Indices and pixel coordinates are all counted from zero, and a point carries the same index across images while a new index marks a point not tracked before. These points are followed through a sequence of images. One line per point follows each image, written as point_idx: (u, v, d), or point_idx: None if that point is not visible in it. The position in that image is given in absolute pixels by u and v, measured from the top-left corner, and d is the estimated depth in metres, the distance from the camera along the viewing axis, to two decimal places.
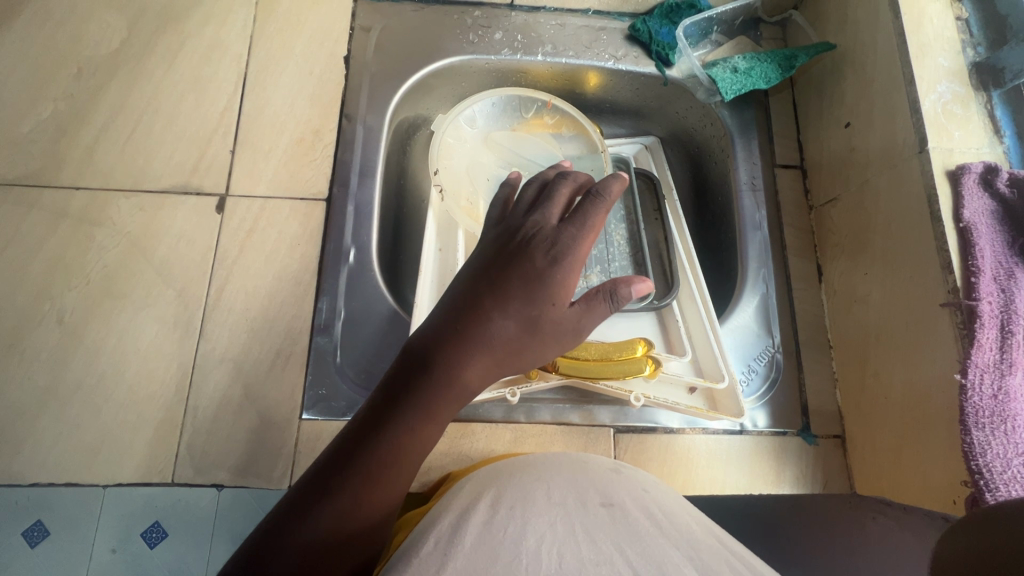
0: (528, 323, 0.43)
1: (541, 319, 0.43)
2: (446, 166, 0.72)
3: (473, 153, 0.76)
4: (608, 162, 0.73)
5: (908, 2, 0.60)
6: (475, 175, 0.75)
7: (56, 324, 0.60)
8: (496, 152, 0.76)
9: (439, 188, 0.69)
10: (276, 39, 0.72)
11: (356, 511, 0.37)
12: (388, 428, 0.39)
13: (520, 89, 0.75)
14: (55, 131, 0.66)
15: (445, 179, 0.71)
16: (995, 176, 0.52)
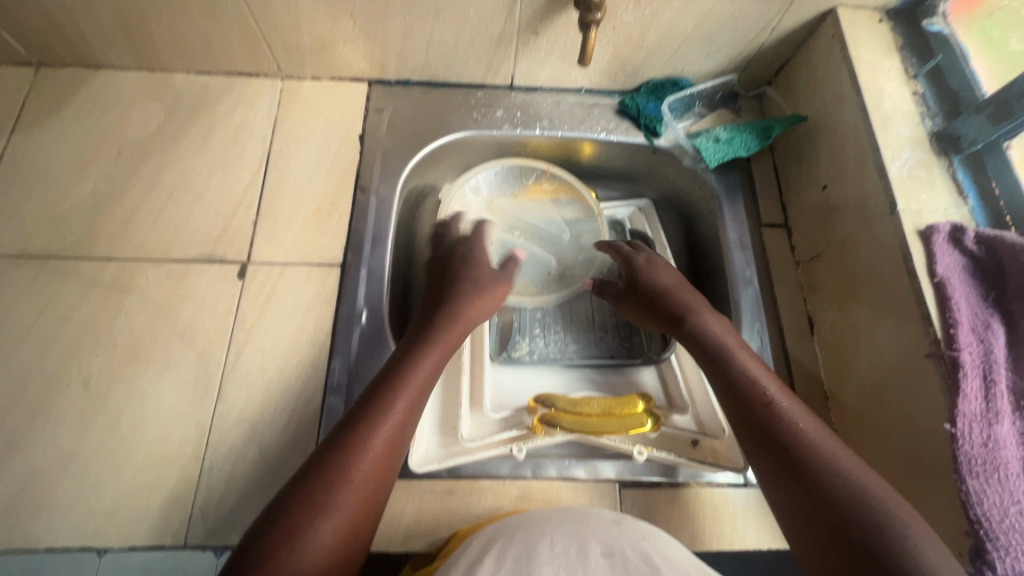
0: (473, 282, 0.65)
1: (478, 275, 0.66)
2: None
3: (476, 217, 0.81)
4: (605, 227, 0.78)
5: (869, 81, 0.67)
6: None
7: (82, 388, 0.63)
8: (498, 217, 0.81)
9: None
10: (298, 121, 0.80)
11: (299, 548, 0.41)
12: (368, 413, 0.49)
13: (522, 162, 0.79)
14: (93, 207, 0.72)
15: None
16: (962, 235, 0.56)
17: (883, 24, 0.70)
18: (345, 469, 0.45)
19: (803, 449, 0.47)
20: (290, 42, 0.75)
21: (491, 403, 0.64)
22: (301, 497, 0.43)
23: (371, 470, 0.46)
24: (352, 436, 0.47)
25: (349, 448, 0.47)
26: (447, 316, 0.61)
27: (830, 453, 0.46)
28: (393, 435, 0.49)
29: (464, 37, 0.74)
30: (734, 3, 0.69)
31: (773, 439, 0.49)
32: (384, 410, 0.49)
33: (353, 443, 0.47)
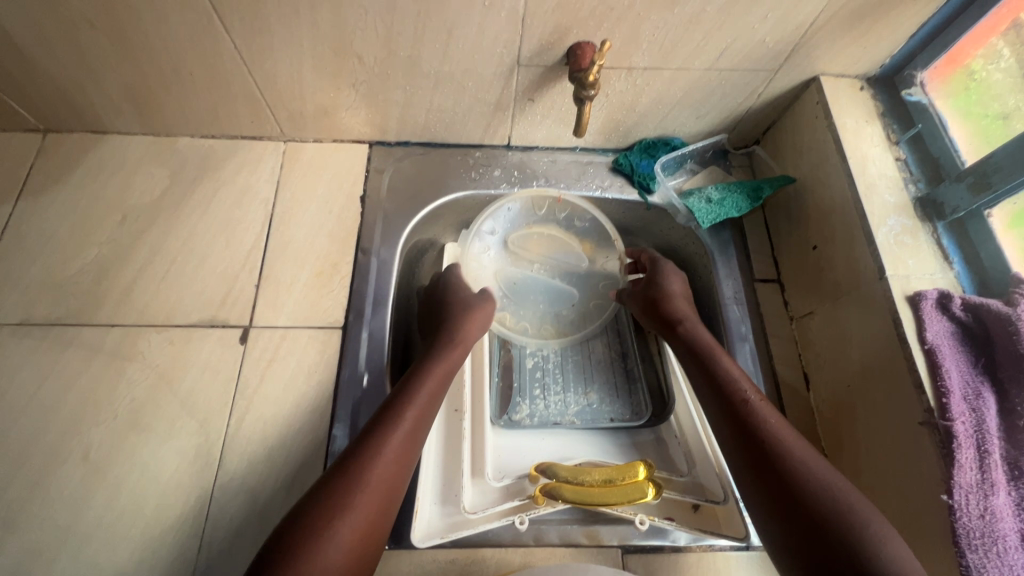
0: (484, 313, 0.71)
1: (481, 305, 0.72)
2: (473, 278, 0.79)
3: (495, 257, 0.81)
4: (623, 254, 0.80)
5: (853, 148, 0.70)
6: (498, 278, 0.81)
7: (81, 460, 0.63)
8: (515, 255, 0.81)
9: None
10: (300, 183, 0.82)
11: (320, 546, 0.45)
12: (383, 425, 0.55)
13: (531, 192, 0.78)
14: (97, 274, 0.73)
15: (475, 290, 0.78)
16: (950, 302, 0.58)
17: (864, 91, 0.74)
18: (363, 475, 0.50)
19: (775, 447, 0.53)
20: (293, 108, 0.78)
21: (492, 471, 0.64)
22: (331, 500, 0.48)
23: (384, 475, 0.51)
24: (369, 447, 0.53)
25: (374, 452, 0.52)
26: (450, 337, 0.66)
27: (800, 452, 0.52)
28: (410, 443, 0.55)
29: (462, 104, 0.77)
30: (721, 73, 0.72)
31: (749, 438, 0.54)
32: (404, 419, 0.55)
33: (378, 448, 0.52)
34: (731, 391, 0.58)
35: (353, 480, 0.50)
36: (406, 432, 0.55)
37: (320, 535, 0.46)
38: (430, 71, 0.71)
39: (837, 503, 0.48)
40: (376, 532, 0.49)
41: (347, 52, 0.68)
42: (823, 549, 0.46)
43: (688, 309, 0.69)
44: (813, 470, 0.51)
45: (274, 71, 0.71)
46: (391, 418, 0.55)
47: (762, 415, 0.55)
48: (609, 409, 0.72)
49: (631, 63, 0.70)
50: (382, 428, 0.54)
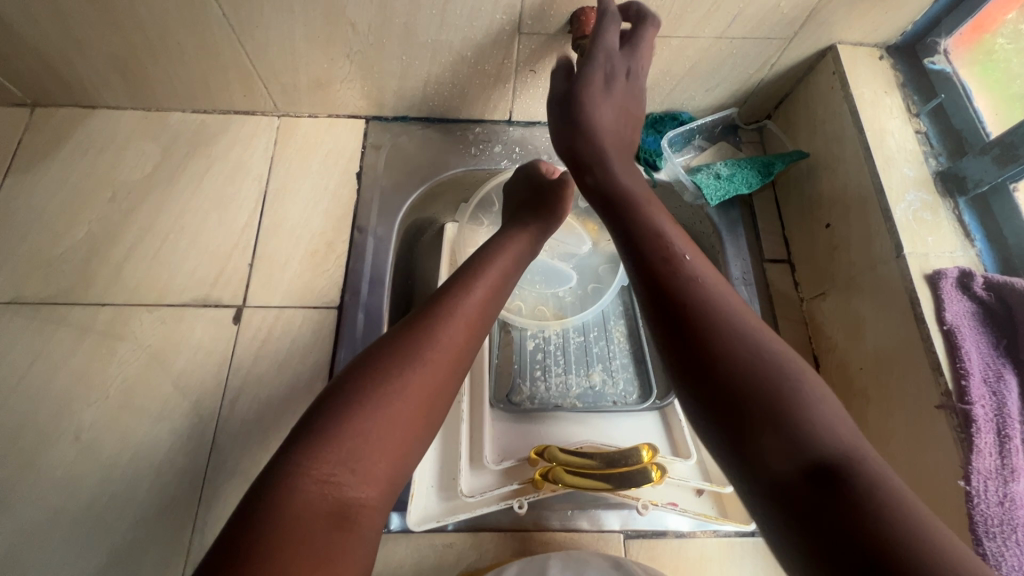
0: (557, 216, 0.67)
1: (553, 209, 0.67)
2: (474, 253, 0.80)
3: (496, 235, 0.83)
4: None
5: (871, 121, 0.66)
6: None
7: (73, 441, 0.62)
8: None
9: None
10: (295, 159, 0.79)
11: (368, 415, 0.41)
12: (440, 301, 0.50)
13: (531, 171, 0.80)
14: (87, 252, 0.71)
15: None
16: (971, 280, 0.55)
17: (883, 60, 0.71)
18: (419, 349, 0.46)
19: (706, 309, 0.41)
20: (285, 81, 0.75)
21: (492, 454, 0.63)
22: (374, 380, 0.43)
23: (443, 351, 0.47)
24: (424, 324, 0.48)
25: (426, 335, 0.47)
26: (512, 240, 0.61)
27: (735, 316, 0.41)
28: (468, 332, 0.49)
29: (461, 76, 0.74)
30: (733, 42, 0.69)
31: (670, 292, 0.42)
32: (465, 299, 0.51)
33: (432, 332, 0.47)
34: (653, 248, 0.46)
35: (404, 359, 0.45)
36: (464, 321, 0.49)
37: (370, 406, 0.41)
38: (426, 39, 0.68)
39: (758, 372, 0.37)
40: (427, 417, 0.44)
41: (339, 19, 0.65)
42: (742, 423, 0.36)
43: (611, 134, 0.58)
44: (739, 328, 0.40)
45: (264, 40, 0.68)
46: (447, 303, 0.50)
47: (691, 277, 0.43)
48: (612, 395, 0.70)
49: None
50: (443, 306, 0.49)
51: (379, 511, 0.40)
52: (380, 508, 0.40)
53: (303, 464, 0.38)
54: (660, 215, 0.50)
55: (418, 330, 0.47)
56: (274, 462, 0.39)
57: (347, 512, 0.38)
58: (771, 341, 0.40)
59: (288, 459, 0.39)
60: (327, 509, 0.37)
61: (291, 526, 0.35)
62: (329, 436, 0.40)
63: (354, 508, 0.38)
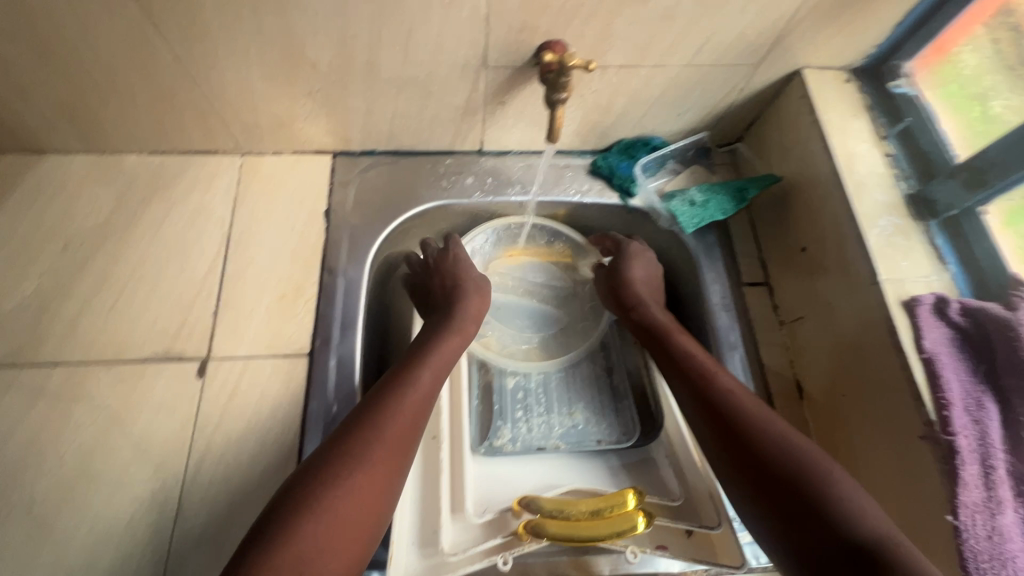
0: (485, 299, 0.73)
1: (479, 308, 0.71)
2: None
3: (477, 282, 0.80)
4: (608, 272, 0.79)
5: (840, 146, 0.66)
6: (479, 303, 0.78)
7: (25, 515, 0.58)
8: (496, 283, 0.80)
9: None
10: (259, 199, 0.76)
11: (317, 513, 0.45)
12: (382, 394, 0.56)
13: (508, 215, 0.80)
14: (38, 308, 0.67)
15: None
16: (947, 305, 0.55)
17: (849, 83, 0.71)
18: (369, 438, 0.51)
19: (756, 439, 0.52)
20: (245, 120, 0.72)
21: (473, 506, 0.60)
22: (325, 477, 0.48)
23: (389, 438, 0.52)
24: (371, 416, 0.53)
25: (358, 448, 0.50)
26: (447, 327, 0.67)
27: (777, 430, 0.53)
28: (407, 426, 0.54)
29: (428, 109, 0.72)
30: (701, 69, 0.68)
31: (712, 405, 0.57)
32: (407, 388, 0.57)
33: (372, 434, 0.52)
34: (690, 367, 0.61)
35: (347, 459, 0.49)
36: (405, 414, 0.54)
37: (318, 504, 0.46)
38: (390, 76, 0.66)
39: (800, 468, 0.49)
40: (373, 515, 0.48)
41: (298, 58, 0.63)
42: (789, 517, 0.48)
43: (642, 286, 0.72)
44: (771, 428, 0.53)
45: (221, 81, 0.65)
46: (384, 401, 0.55)
47: (752, 407, 0.55)
48: (596, 432, 0.69)
49: (605, 61, 0.66)
50: (388, 400, 0.55)
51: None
52: None
53: (257, 563, 0.42)
54: (685, 337, 0.65)
55: (362, 425, 0.52)
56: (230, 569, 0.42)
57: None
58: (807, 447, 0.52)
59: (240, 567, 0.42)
60: None
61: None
62: (280, 540, 0.43)
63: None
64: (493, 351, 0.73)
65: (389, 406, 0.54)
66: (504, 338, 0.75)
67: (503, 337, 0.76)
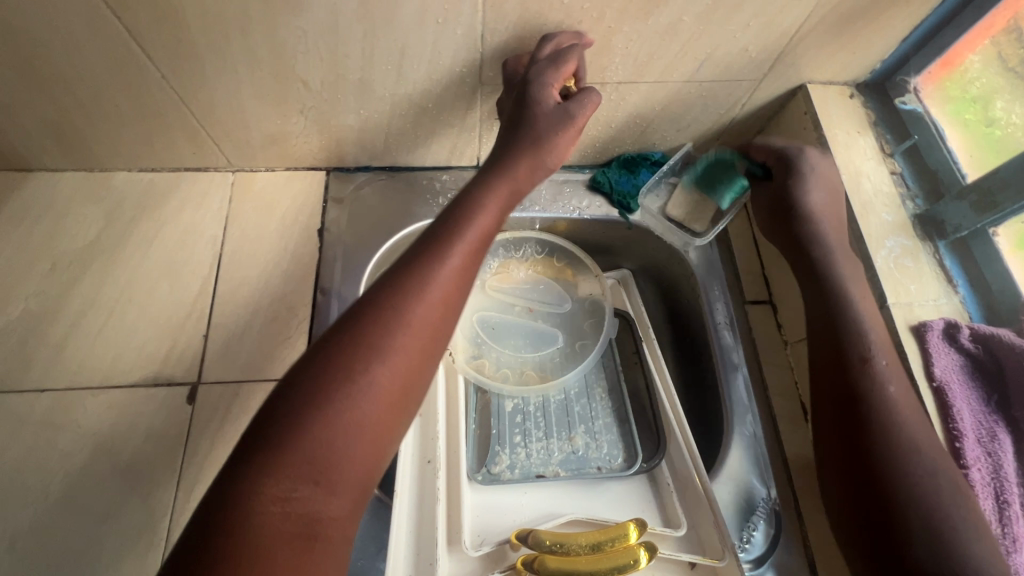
0: (551, 133, 0.54)
1: (558, 127, 0.54)
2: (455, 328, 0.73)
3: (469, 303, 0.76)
4: (604, 287, 0.77)
5: (846, 163, 0.65)
6: (474, 327, 0.75)
7: (8, 550, 0.56)
8: (490, 303, 0.77)
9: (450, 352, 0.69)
10: (252, 217, 0.75)
11: (338, 416, 0.38)
12: (401, 278, 0.45)
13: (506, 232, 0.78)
14: (24, 332, 0.66)
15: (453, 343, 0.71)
16: (957, 332, 0.54)
17: (854, 99, 0.69)
18: (399, 321, 0.43)
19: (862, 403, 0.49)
20: (237, 137, 0.71)
21: (471, 537, 0.58)
22: (341, 372, 0.40)
23: (424, 324, 0.44)
24: (396, 291, 0.44)
25: (381, 340, 0.42)
26: (493, 187, 0.52)
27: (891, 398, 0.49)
28: (440, 316, 0.45)
29: (424, 126, 0.70)
30: (702, 85, 0.66)
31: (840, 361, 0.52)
32: (433, 277, 0.45)
33: (399, 322, 0.43)
34: (850, 347, 0.52)
35: (377, 349, 0.41)
36: (437, 298, 0.45)
37: (337, 403, 0.39)
38: (384, 93, 0.64)
39: (924, 484, 0.45)
40: (399, 416, 0.42)
41: (289, 77, 0.61)
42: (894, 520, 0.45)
43: (828, 240, 0.58)
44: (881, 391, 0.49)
45: (211, 99, 0.64)
46: (411, 288, 0.44)
47: (879, 377, 0.50)
48: (596, 458, 0.67)
49: (605, 78, 0.64)
50: (422, 268, 0.45)
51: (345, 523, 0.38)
52: (349, 524, 0.38)
53: (254, 486, 0.35)
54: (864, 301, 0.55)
55: (386, 308, 0.43)
56: (233, 464, 0.37)
57: (315, 531, 0.36)
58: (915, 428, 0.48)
59: (249, 468, 0.36)
60: (289, 530, 0.35)
61: (255, 542, 0.34)
62: (298, 444, 0.37)
63: (321, 518, 0.36)
64: (490, 376, 0.71)
65: (422, 292, 0.44)
66: (501, 360, 0.73)
67: (500, 359, 0.73)
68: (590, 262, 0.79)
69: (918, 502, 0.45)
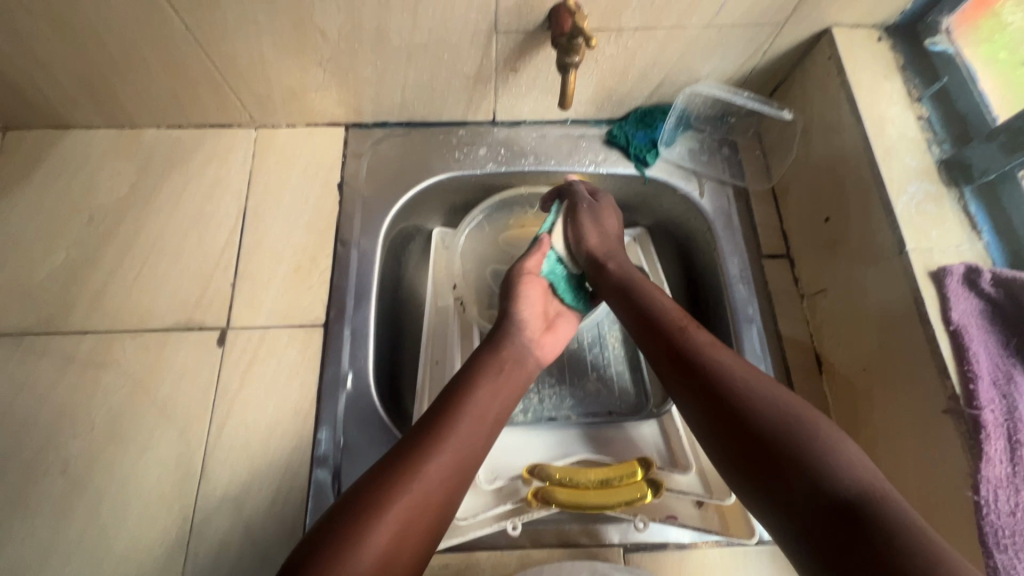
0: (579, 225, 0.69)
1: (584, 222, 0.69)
2: (463, 273, 0.80)
3: (487, 254, 0.82)
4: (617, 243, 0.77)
5: (870, 109, 0.63)
6: (486, 279, 0.81)
7: (60, 474, 0.61)
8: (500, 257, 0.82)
9: (459, 299, 0.77)
10: (275, 170, 0.77)
11: (364, 528, 0.44)
12: (451, 394, 0.56)
13: (520, 187, 0.80)
14: (66, 279, 0.70)
15: (464, 289, 0.79)
16: (978, 276, 0.52)
17: (882, 42, 0.67)
18: (435, 448, 0.50)
19: (753, 419, 0.48)
20: (258, 92, 0.72)
21: (486, 472, 0.61)
22: (371, 500, 0.46)
23: (444, 461, 0.50)
24: (443, 415, 0.53)
25: (412, 468, 0.48)
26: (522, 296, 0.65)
27: (791, 408, 0.48)
28: (474, 428, 0.53)
29: (439, 78, 0.71)
30: (721, 30, 0.65)
31: (703, 386, 0.51)
32: (474, 387, 0.56)
33: (433, 456, 0.50)
34: (669, 320, 0.58)
35: (405, 488, 0.47)
36: (473, 411, 0.54)
37: (365, 523, 0.45)
38: (400, 43, 0.65)
39: (787, 418, 0.47)
40: (423, 520, 0.47)
41: (307, 27, 0.62)
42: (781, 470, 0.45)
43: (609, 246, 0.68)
44: (775, 405, 0.48)
45: (232, 52, 0.65)
46: (450, 419, 0.53)
47: (696, 341, 0.55)
48: (607, 405, 0.69)
49: (621, 23, 0.63)
50: (467, 377, 0.57)
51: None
52: None
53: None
54: (698, 329, 0.56)
55: (425, 437, 0.51)
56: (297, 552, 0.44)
57: None
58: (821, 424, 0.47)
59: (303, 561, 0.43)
60: None
61: None
62: (335, 546, 0.43)
63: None
64: None
65: (463, 408, 0.54)
66: None
67: None
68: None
69: (823, 477, 0.43)
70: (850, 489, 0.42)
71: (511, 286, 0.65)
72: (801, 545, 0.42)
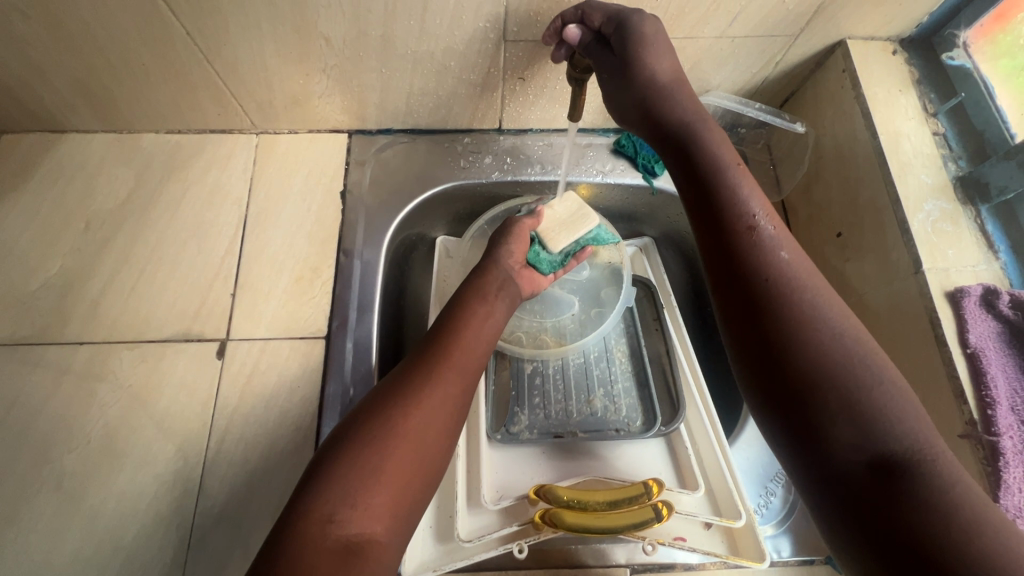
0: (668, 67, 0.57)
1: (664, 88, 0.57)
2: None
3: None
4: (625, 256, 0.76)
5: (885, 124, 0.62)
6: None
7: (54, 490, 0.59)
8: None
9: None
10: (277, 177, 0.75)
11: (372, 446, 0.44)
12: (444, 323, 0.56)
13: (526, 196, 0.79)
14: (62, 288, 0.68)
15: None
16: (996, 298, 0.52)
17: (897, 56, 0.66)
18: (433, 370, 0.50)
19: (806, 349, 0.43)
20: (260, 98, 0.71)
21: (490, 492, 0.60)
22: (376, 422, 0.46)
23: (444, 383, 0.50)
24: (438, 342, 0.53)
25: (413, 390, 0.48)
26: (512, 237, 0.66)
27: (851, 347, 0.43)
28: (469, 353, 0.54)
29: (445, 87, 0.69)
30: (735, 41, 0.64)
31: (748, 292, 0.46)
32: (467, 316, 0.57)
33: (433, 376, 0.50)
34: (737, 227, 0.48)
35: (412, 400, 0.47)
36: (470, 334, 0.55)
37: (374, 441, 0.44)
38: (407, 51, 0.64)
39: (844, 360, 0.42)
40: (433, 437, 0.47)
41: (311, 34, 0.61)
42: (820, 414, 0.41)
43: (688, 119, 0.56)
44: (834, 343, 0.43)
45: (235, 58, 0.64)
46: (445, 342, 0.53)
47: (758, 242, 0.48)
48: (614, 421, 0.66)
49: None
50: (460, 309, 0.58)
51: (386, 550, 0.41)
52: (387, 545, 0.41)
53: (311, 504, 0.41)
54: (768, 231, 0.48)
55: (424, 362, 0.51)
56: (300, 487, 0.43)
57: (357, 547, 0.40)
58: (874, 365, 0.42)
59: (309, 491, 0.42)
60: (334, 548, 0.39)
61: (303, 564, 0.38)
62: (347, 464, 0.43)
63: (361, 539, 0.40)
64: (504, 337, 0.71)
65: (458, 333, 0.54)
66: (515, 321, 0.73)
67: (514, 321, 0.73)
68: (612, 227, 0.76)
69: (873, 428, 0.40)
70: (901, 445, 0.39)
71: (500, 231, 0.67)
72: (824, 502, 0.40)
